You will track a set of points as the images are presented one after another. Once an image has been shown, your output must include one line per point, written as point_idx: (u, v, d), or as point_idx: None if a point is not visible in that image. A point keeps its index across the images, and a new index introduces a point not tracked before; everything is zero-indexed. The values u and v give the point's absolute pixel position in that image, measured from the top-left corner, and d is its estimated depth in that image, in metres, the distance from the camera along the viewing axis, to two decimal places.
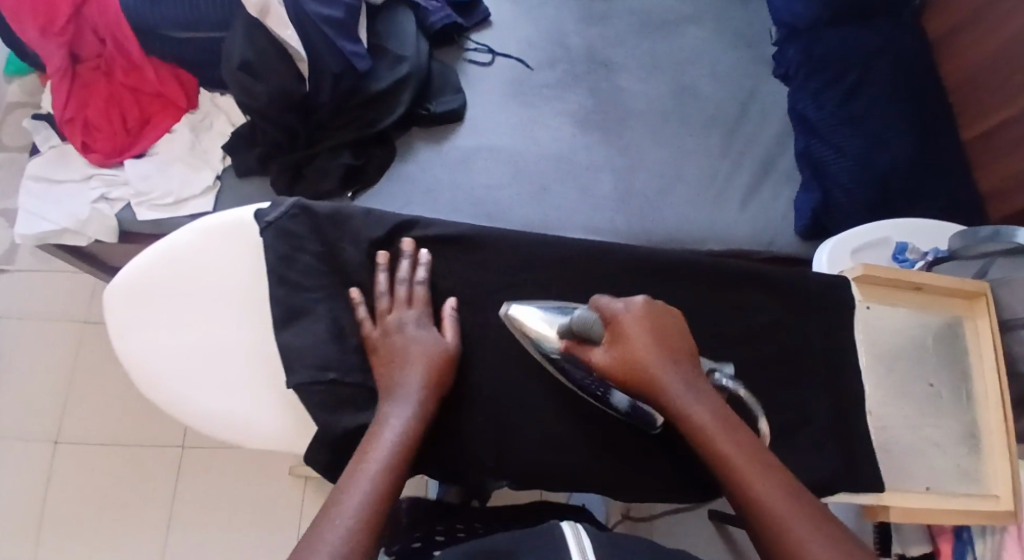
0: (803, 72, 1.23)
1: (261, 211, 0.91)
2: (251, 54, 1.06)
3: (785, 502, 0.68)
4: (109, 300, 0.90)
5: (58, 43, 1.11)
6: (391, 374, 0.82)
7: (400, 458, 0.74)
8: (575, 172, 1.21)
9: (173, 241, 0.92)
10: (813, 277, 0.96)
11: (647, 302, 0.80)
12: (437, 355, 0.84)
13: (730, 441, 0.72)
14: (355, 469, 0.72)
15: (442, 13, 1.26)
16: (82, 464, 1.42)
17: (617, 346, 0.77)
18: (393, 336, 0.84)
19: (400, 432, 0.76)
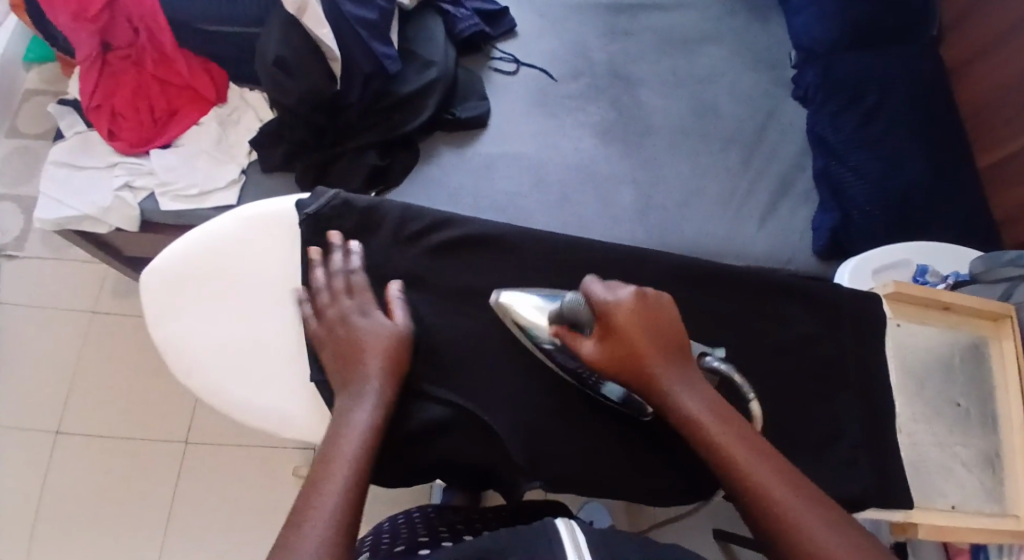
0: (822, 93, 1.25)
1: (302, 202, 0.96)
2: (286, 52, 1.09)
3: (782, 486, 0.72)
4: (147, 282, 0.94)
5: (89, 30, 1.13)
6: (351, 371, 0.83)
7: (366, 455, 0.76)
8: (596, 182, 1.22)
9: (212, 229, 0.97)
10: (845, 290, 0.99)
11: (637, 293, 0.79)
12: (392, 347, 0.85)
13: (720, 428, 0.75)
14: (325, 466, 0.74)
15: (470, 22, 1.29)
16: (83, 456, 1.41)
17: (612, 342, 0.78)
18: (346, 327, 0.86)
19: (364, 429, 0.78)
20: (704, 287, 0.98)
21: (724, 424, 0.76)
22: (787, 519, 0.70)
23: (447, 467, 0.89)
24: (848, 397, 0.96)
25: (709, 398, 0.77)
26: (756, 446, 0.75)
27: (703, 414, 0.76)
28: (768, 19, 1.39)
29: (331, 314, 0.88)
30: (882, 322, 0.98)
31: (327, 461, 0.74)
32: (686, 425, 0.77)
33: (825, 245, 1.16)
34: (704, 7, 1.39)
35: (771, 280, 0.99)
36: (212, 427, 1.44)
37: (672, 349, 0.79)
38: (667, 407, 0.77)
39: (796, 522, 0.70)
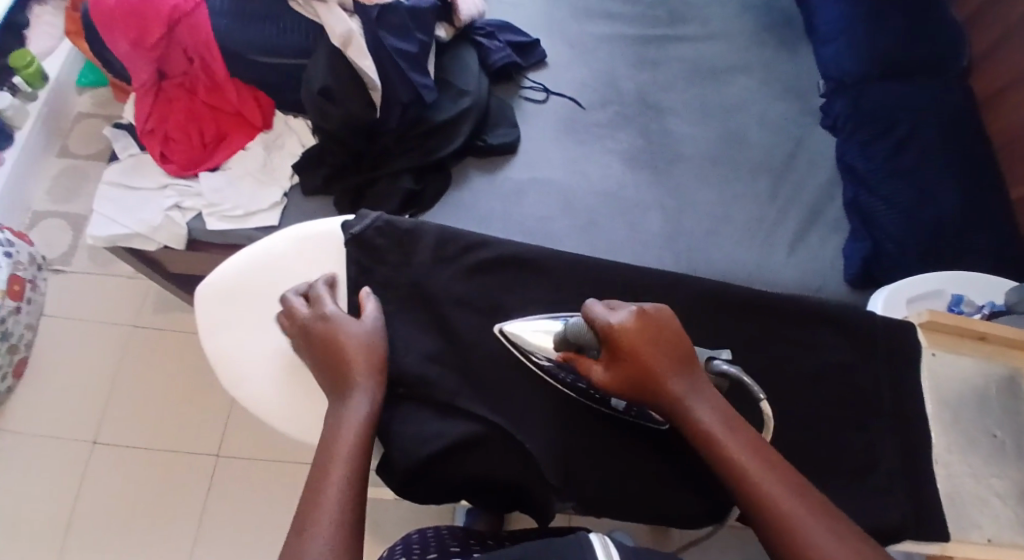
0: (850, 125, 1.26)
1: (348, 223, 0.99)
2: (331, 81, 1.14)
3: (792, 499, 0.74)
4: (204, 294, 0.99)
5: (147, 58, 1.18)
6: (340, 374, 0.85)
7: (359, 464, 0.78)
8: (623, 208, 1.24)
9: (264, 246, 1.01)
10: (882, 323, 1.00)
11: (639, 311, 0.80)
12: (369, 346, 0.87)
13: (730, 438, 0.77)
14: (323, 473, 0.77)
15: (503, 53, 1.33)
16: (118, 467, 1.44)
17: (618, 364, 0.79)
18: (323, 331, 0.87)
19: (356, 431, 0.80)
20: (735, 314, 0.99)
21: (732, 435, 0.77)
22: (795, 528, 0.72)
23: (477, 485, 0.91)
24: (878, 429, 0.96)
25: (720, 408, 0.79)
26: (765, 457, 0.77)
27: (715, 425, 0.78)
28: (796, 50, 1.41)
29: (310, 321, 0.89)
30: (918, 354, 0.99)
31: (323, 466, 0.77)
32: (696, 436, 0.78)
33: (856, 274, 1.17)
34: (733, 38, 1.41)
35: (804, 309, 0.99)
36: (243, 442, 1.46)
37: (681, 364, 0.79)
38: (681, 418, 0.79)
39: (801, 530, 0.72)
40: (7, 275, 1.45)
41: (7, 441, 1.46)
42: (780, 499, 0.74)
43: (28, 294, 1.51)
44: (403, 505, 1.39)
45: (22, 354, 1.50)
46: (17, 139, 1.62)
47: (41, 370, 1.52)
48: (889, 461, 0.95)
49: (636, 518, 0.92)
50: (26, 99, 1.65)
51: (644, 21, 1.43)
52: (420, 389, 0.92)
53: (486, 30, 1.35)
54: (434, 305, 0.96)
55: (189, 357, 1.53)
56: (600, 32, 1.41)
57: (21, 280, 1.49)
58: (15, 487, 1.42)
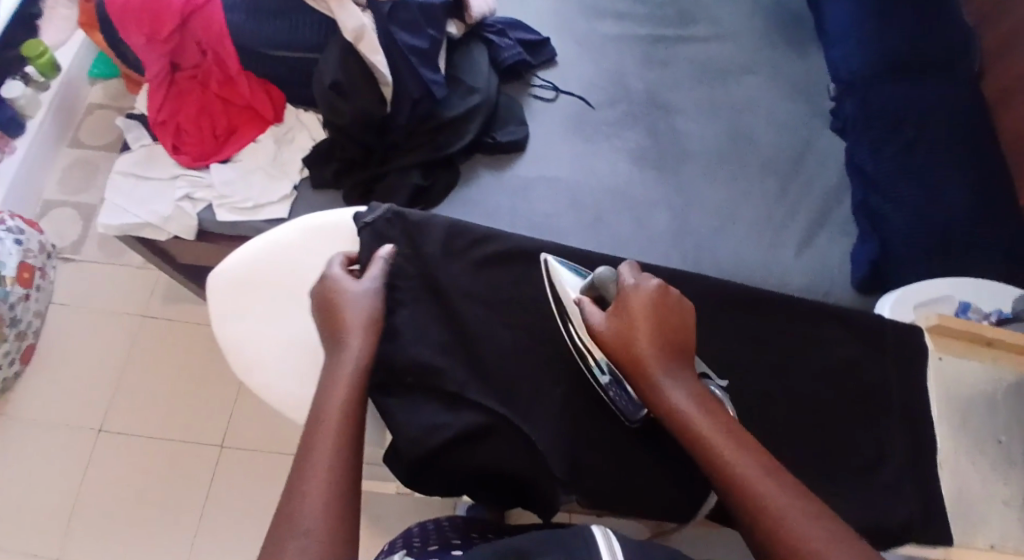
0: (862, 122, 1.25)
1: (361, 214, 0.99)
2: (342, 76, 1.15)
3: (778, 491, 0.71)
4: (216, 283, 1.01)
5: (161, 51, 1.19)
6: (333, 333, 0.84)
7: (348, 431, 0.77)
8: (630, 204, 1.24)
9: (276, 236, 1.03)
10: (890, 325, 1.00)
11: (661, 287, 0.80)
12: (361, 306, 0.86)
13: (706, 422, 0.74)
14: (315, 432, 0.76)
15: (514, 51, 1.33)
16: (123, 454, 1.45)
17: (621, 324, 0.78)
18: (323, 289, 0.87)
19: (347, 388, 0.79)
20: (742, 313, 0.99)
21: (708, 417, 0.75)
22: (766, 513, 0.70)
23: (481, 477, 0.91)
24: (882, 432, 0.96)
25: (696, 392, 0.77)
26: (740, 444, 0.74)
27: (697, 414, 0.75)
28: (806, 52, 1.41)
29: (319, 283, 0.88)
30: (924, 358, 1.00)
31: (316, 424, 0.76)
32: (678, 424, 0.75)
33: (863, 276, 1.17)
34: (742, 39, 1.41)
35: (809, 310, 1.00)
36: (247, 433, 1.47)
37: (673, 344, 0.79)
38: (655, 397, 0.76)
39: (771, 514, 0.70)
40: (17, 262, 1.46)
41: (14, 427, 1.47)
42: (754, 484, 0.71)
43: (37, 282, 1.52)
44: (405, 498, 1.39)
45: (30, 341, 1.52)
46: (29, 128, 1.64)
47: (49, 357, 1.53)
48: (894, 463, 0.95)
49: (642, 515, 0.93)
50: (38, 89, 1.67)
51: (652, 20, 1.43)
52: (427, 383, 0.92)
53: (497, 27, 1.34)
54: (443, 300, 0.97)
55: (195, 348, 1.54)
56: (609, 31, 1.41)
57: (31, 268, 1.50)
58: (20, 473, 1.43)
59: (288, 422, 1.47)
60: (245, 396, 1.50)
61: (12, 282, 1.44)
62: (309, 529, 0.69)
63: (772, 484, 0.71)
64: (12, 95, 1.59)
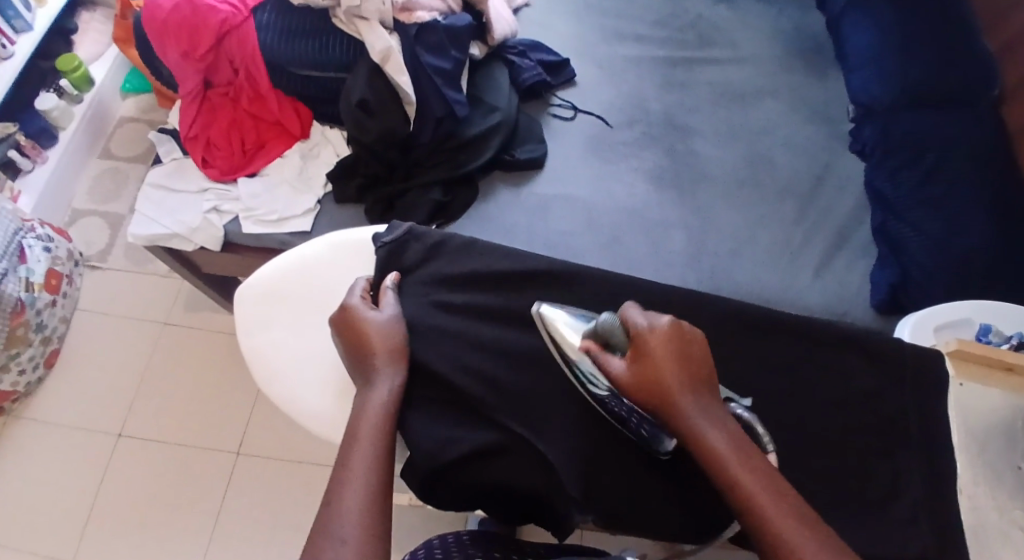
0: (880, 152, 1.27)
1: (378, 234, 1.03)
2: (370, 94, 1.18)
3: (799, 531, 0.72)
4: (245, 294, 1.03)
5: (196, 67, 1.22)
6: (362, 359, 0.89)
7: (384, 446, 0.80)
8: (647, 225, 1.26)
9: (304, 251, 1.06)
10: (908, 348, 1.00)
11: (675, 323, 0.81)
12: (388, 335, 0.91)
13: (737, 461, 0.75)
14: (352, 445, 0.79)
15: (535, 71, 1.35)
16: (141, 460, 1.47)
17: (639, 370, 0.80)
18: (348, 317, 0.91)
19: (381, 409, 0.84)
20: (759, 333, 1.00)
21: (740, 458, 0.76)
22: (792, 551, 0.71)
23: (498, 491, 0.92)
24: (900, 453, 0.97)
25: (725, 430, 0.77)
26: (763, 478, 0.75)
27: (724, 450, 0.76)
28: (825, 76, 1.42)
29: (340, 308, 0.93)
30: (945, 383, 0.99)
31: (352, 439, 0.80)
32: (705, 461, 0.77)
33: (881, 300, 1.17)
34: (761, 63, 1.43)
35: (827, 332, 1.01)
36: (264, 441, 1.48)
37: (698, 380, 0.80)
38: (687, 439, 0.78)
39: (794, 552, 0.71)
40: (46, 269, 1.49)
41: (36, 429, 1.50)
42: (778, 523, 0.72)
43: (64, 288, 1.56)
44: (418, 512, 1.40)
45: (54, 346, 1.55)
46: (61, 139, 1.68)
47: (72, 362, 1.56)
48: (914, 488, 0.95)
49: (660, 535, 0.93)
50: (72, 101, 1.71)
51: (672, 43, 1.45)
52: (449, 390, 0.95)
53: (518, 48, 1.37)
54: (465, 314, 0.99)
55: (215, 356, 1.56)
56: (629, 54, 1.44)
57: (58, 275, 1.53)
58: (41, 476, 1.46)
59: (305, 431, 1.48)
60: (262, 406, 1.51)
61: (40, 288, 1.47)
62: (349, 529, 0.71)
63: (797, 520, 0.73)
64: (45, 107, 1.63)
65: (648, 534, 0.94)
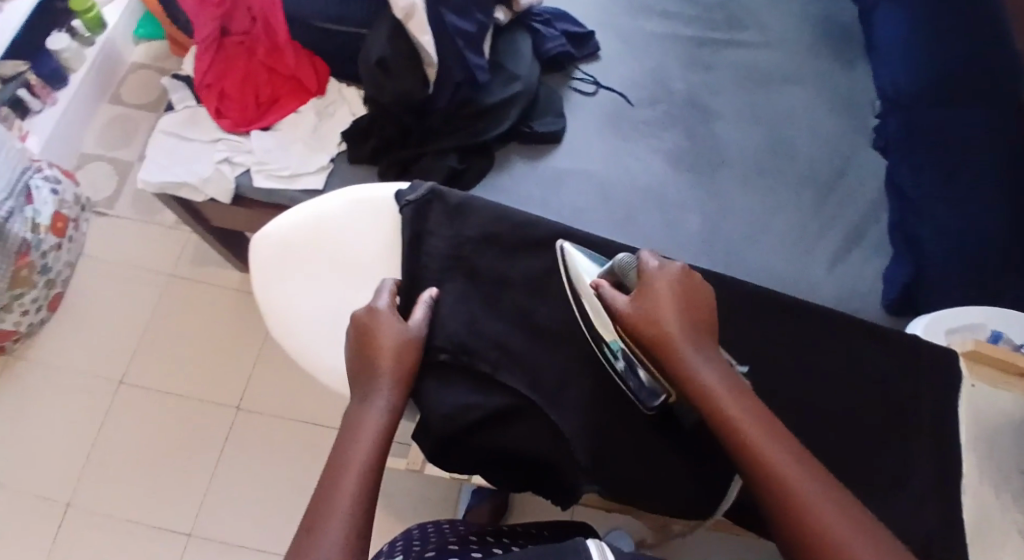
0: (903, 147, 1.24)
1: (401, 192, 1.02)
2: (389, 53, 1.15)
3: (806, 482, 0.70)
4: (259, 247, 1.02)
5: (212, 15, 1.23)
6: (367, 374, 0.83)
7: (375, 470, 0.74)
8: (664, 204, 1.24)
9: (323, 207, 1.04)
10: (925, 342, 1.00)
11: (684, 268, 0.83)
12: (400, 352, 0.85)
13: (728, 397, 0.75)
14: (339, 474, 0.73)
15: (558, 42, 1.33)
16: (139, 409, 1.47)
17: (637, 303, 0.81)
18: (363, 323, 0.86)
19: (377, 435, 0.77)
20: (774, 321, 0.99)
21: (731, 394, 0.75)
22: (801, 504, 0.69)
23: (504, 457, 0.92)
24: (906, 451, 0.96)
25: (719, 368, 0.77)
26: (762, 421, 0.74)
27: (721, 390, 0.76)
28: (854, 65, 1.39)
29: (356, 313, 0.88)
30: (958, 382, 0.99)
31: (340, 465, 0.74)
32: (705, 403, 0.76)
33: (895, 297, 1.15)
34: (788, 47, 1.40)
35: (839, 322, 1.00)
36: (262, 397, 1.48)
37: (700, 321, 0.80)
38: (685, 378, 0.77)
39: (801, 499, 0.69)
40: (52, 212, 1.48)
41: (36, 372, 1.49)
42: (780, 469, 0.71)
43: (70, 232, 1.54)
44: (411, 478, 1.40)
45: (58, 290, 1.54)
46: (72, 81, 1.65)
47: (75, 308, 1.55)
48: (917, 487, 0.94)
49: (663, 509, 0.93)
50: (85, 44, 1.69)
51: (698, 22, 1.42)
52: (458, 361, 0.93)
53: (543, 17, 1.35)
54: (474, 280, 0.99)
55: (218, 311, 1.55)
56: (655, 30, 1.40)
57: (65, 218, 1.52)
58: (39, 418, 1.46)
59: (304, 390, 1.48)
60: (263, 363, 1.51)
61: (46, 230, 1.46)
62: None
63: (792, 463, 0.71)
64: (57, 47, 1.61)
65: (653, 507, 0.94)
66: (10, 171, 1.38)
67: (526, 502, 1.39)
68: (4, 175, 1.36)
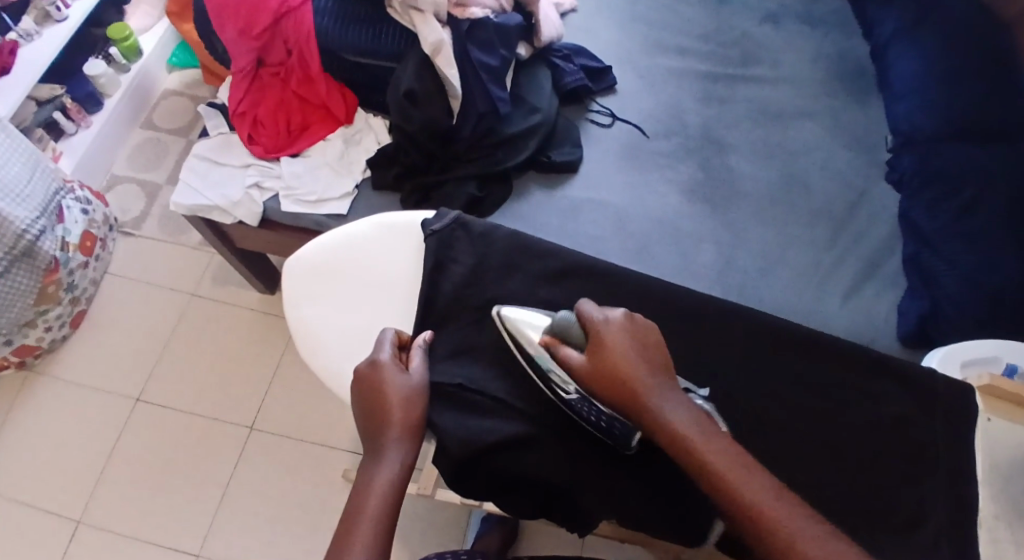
0: (915, 180, 1.25)
1: (427, 220, 1.05)
2: (418, 87, 1.19)
3: (795, 522, 0.73)
4: (290, 270, 1.05)
5: (250, 46, 1.25)
6: (376, 429, 0.85)
7: (384, 532, 0.77)
8: (678, 235, 1.26)
9: (350, 231, 1.07)
10: (942, 377, 1.00)
11: (627, 316, 0.86)
12: (405, 404, 0.86)
13: (705, 441, 0.77)
14: (347, 539, 0.76)
15: (577, 76, 1.36)
16: (157, 427, 1.49)
17: (596, 357, 0.83)
18: (370, 376, 0.88)
19: (384, 495, 0.79)
20: (791, 351, 1.01)
21: (706, 438, 0.78)
22: (789, 544, 0.72)
23: (522, 485, 0.93)
24: (919, 487, 0.96)
25: (692, 413, 0.80)
26: (745, 464, 0.77)
27: (693, 432, 0.78)
28: (867, 102, 1.41)
29: (362, 366, 0.89)
30: (975, 417, 0.99)
31: (351, 528, 0.77)
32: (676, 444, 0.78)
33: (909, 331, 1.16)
34: (802, 85, 1.43)
35: (854, 355, 1.01)
36: (277, 418, 1.49)
37: (658, 366, 0.83)
38: (658, 423, 0.79)
39: (790, 540, 0.72)
40: (82, 231, 1.51)
41: (55, 388, 1.52)
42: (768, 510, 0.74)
43: (97, 251, 1.58)
44: (421, 503, 1.41)
45: (82, 307, 1.57)
46: (106, 105, 1.70)
47: (98, 324, 1.58)
48: (934, 522, 0.95)
49: (677, 540, 0.93)
50: (120, 70, 1.74)
51: (714, 59, 1.45)
52: (483, 389, 0.95)
53: (563, 52, 1.39)
54: (493, 303, 1.01)
55: (236, 331, 1.58)
56: (671, 66, 1.44)
57: (93, 237, 1.55)
58: (57, 434, 1.48)
59: (319, 412, 1.50)
60: (278, 384, 1.53)
61: (74, 248, 1.49)
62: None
63: (781, 505, 0.74)
64: (94, 73, 1.66)
65: (670, 539, 0.94)
66: (45, 190, 1.41)
67: (539, 530, 1.39)
68: (40, 193, 1.40)
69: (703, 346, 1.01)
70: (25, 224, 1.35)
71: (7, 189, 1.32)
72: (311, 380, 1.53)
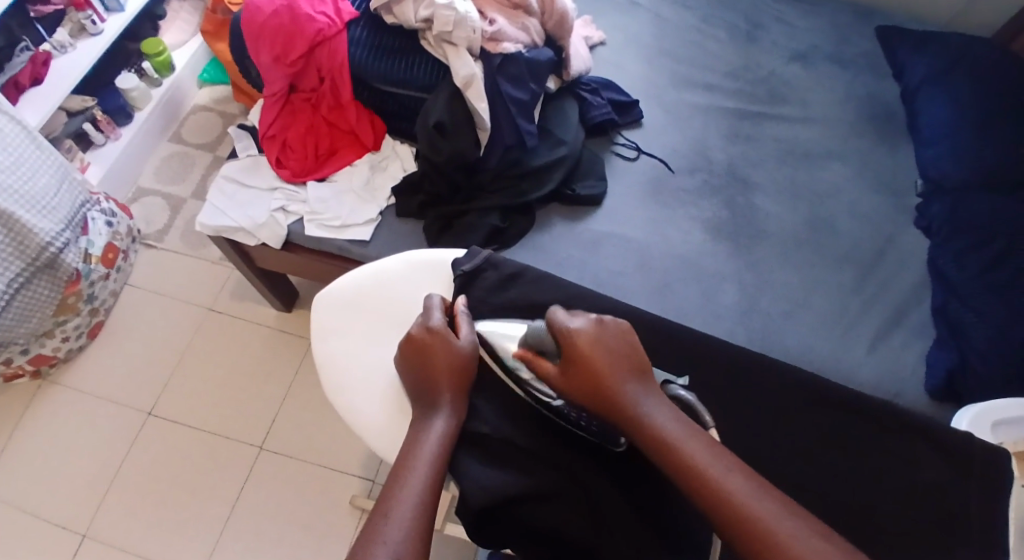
0: (945, 231, 1.25)
1: (458, 260, 1.05)
2: (447, 118, 1.19)
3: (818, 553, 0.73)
4: (319, 302, 1.04)
5: (285, 72, 1.24)
6: (429, 390, 0.91)
7: (437, 473, 0.84)
8: (701, 274, 1.25)
9: (381, 266, 1.07)
10: (976, 440, 0.98)
11: (596, 321, 0.87)
12: (459, 365, 0.91)
13: (691, 443, 0.80)
14: (405, 474, 0.82)
15: (603, 110, 1.36)
16: (167, 441, 1.48)
17: (574, 372, 0.85)
18: (423, 334, 0.93)
19: (436, 446, 0.86)
20: (811, 402, 1.00)
21: (691, 440, 0.80)
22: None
23: (536, 530, 0.91)
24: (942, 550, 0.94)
25: (678, 419, 0.82)
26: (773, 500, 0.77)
27: (675, 434, 0.81)
28: (896, 145, 1.40)
29: (416, 329, 0.93)
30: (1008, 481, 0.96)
31: (404, 470, 0.83)
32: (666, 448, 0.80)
33: (938, 385, 1.14)
34: (831, 126, 1.42)
35: (876, 409, 1.00)
36: (287, 438, 1.49)
37: (636, 367, 0.85)
38: (640, 424, 0.82)
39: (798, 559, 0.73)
40: (105, 242, 1.52)
41: (68, 398, 1.52)
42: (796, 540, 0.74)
43: (119, 263, 1.58)
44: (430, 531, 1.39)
45: (100, 317, 1.58)
46: (137, 119, 1.72)
47: (115, 335, 1.58)
48: None
49: None
50: (151, 84, 1.76)
51: (742, 96, 1.45)
52: (503, 433, 0.94)
53: (591, 85, 1.39)
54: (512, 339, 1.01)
55: (251, 348, 1.58)
56: (699, 102, 1.44)
57: (116, 250, 1.56)
58: (67, 444, 1.48)
59: (332, 433, 1.49)
60: (290, 403, 1.52)
61: (97, 260, 1.50)
62: (395, 552, 0.76)
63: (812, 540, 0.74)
64: (126, 86, 1.68)
65: None
66: (71, 201, 1.42)
67: None
68: (65, 206, 1.40)
69: (721, 389, 1.00)
70: (49, 236, 1.35)
71: (33, 200, 1.33)
72: (322, 400, 1.53)
